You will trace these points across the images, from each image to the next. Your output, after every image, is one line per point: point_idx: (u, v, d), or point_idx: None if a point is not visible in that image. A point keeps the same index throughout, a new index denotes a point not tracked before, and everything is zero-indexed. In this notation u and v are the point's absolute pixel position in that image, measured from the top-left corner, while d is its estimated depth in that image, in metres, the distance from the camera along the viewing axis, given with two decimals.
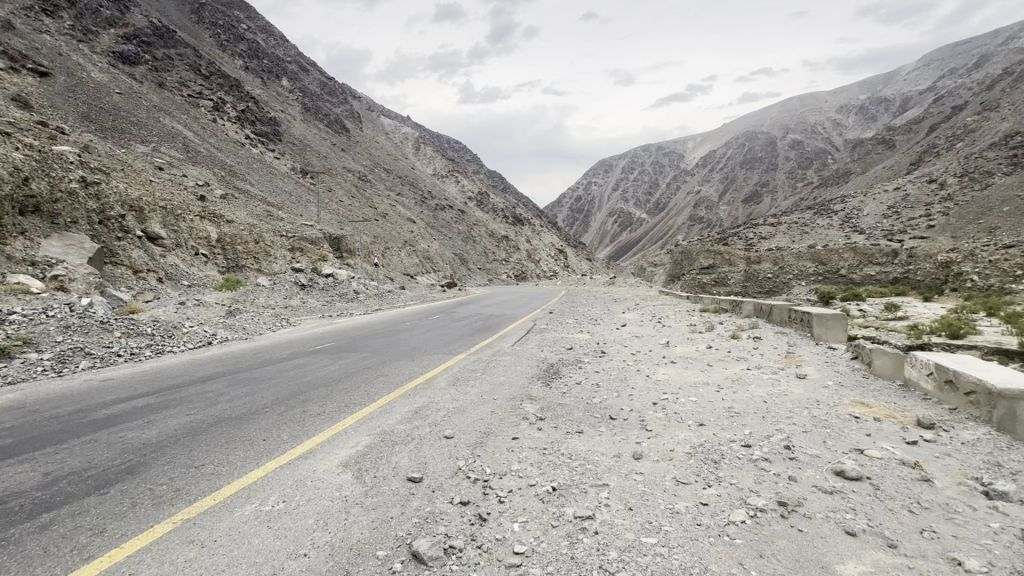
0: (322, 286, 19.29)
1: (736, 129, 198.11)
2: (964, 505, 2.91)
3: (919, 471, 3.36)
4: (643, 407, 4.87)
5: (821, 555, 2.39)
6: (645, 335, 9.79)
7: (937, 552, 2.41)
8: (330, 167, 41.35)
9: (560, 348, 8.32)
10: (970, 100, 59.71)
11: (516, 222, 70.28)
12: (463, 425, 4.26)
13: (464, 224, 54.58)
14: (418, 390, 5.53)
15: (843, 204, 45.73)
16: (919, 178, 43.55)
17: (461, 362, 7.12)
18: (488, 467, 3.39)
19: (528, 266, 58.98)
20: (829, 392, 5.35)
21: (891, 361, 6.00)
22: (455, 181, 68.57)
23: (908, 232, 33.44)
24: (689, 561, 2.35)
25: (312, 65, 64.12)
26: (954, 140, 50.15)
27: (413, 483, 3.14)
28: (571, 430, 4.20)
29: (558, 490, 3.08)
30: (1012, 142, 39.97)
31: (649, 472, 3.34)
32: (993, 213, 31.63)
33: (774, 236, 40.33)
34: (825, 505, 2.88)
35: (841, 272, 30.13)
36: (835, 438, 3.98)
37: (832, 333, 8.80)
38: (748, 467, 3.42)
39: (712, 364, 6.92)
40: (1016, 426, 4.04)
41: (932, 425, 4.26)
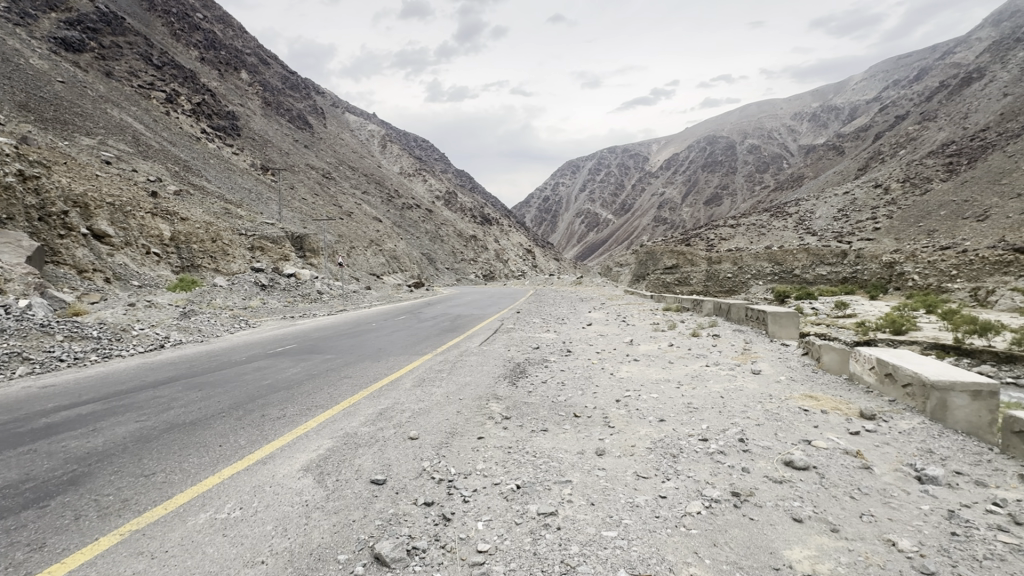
0: (284, 286, 18.70)
1: (698, 133, 204.29)
2: (900, 489, 3.11)
3: (860, 459, 3.56)
4: (607, 404, 4.97)
5: (769, 542, 2.50)
6: (610, 333, 9.99)
7: (875, 535, 2.57)
8: (293, 163, 40.19)
9: (527, 347, 8.36)
10: (910, 110, 63.65)
11: (484, 222, 70.23)
12: (428, 425, 4.23)
13: (432, 223, 54.14)
14: (382, 391, 5.46)
15: (797, 206, 47.89)
16: (865, 183, 46.09)
17: (428, 362, 7.08)
18: (452, 467, 3.38)
19: (497, 266, 59.05)
20: (781, 387, 5.60)
21: (838, 357, 6.33)
22: (423, 180, 67.90)
23: (857, 234, 35.36)
24: (647, 552, 2.42)
25: (273, 58, 62.08)
26: (897, 147, 53.30)
27: (376, 485, 3.10)
28: (535, 428, 4.24)
29: (522, 487, 3.10)
30: (948, 151, 42.90)
31: (610, 468, 3.42)
32: (931, 217, 33.84)
33: (733, 237, 41.85)
34: (775, 493, 3.02)
35: (796, 272, 31.55)
36: (785, 430, 4.17)
37: (785, 330, 9.20)
38: (704, 460, 3.54)
39: (672, 361, 7.11)
40: (946, 415, 4.34)
41: (872, 416, 4.53)
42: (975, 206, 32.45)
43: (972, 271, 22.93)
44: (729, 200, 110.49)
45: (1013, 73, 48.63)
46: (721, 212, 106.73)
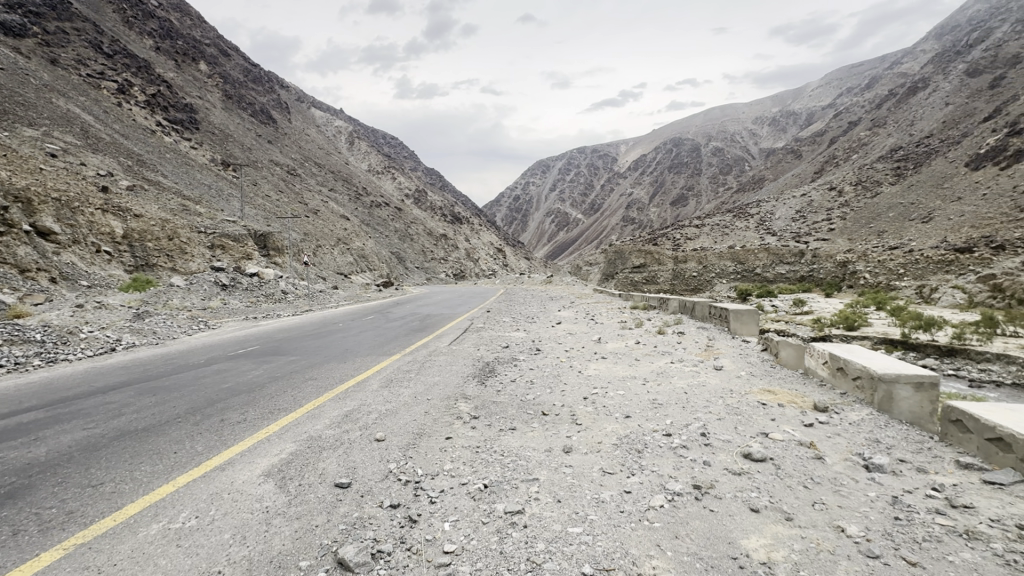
0: (246, 286, 18.08)
1: (665, 134, 208.68)
2: (849, 478, 3.27)
3: (813, 450, 3.73)
4: (575, 402, 5.03)
5: (729, 532, 2.59)
6: (579, 332, 10.12)
7: (826, 522, 2.69)
8: (256, 159, 38.90)
9: (497, 347, 8.36)
10: (862, 117, 66.89)
11: (454, 220, 69.84)
12: (395, 427, 4.17)
13: (401, 221, 53.44)
14: (349, 392, 5.34)
15: (758, 207, 49.61)
16: (821, 185, 48.20)
17: (396, 363, 6.98)
18: (420, 468, 3.34)
19: (467, 265, 58.81)
20: (741, 382, 5.80)
21: (794, 352, 6.60)
22: (392, 177, 66.96)
23: (813, 234, 36.92)
24: (611, 547, 2.46)
25: (234, 50, 59.88)
26: (850, 151, 55.93)
27: (340, 489, 3.03)
28: (504, 427, 4.24)
29: (490, 486, 3.10)
30: (896, 156, 45.31)
31: (577, 465, 3.46)
32: (881, 218, 35.67)
33: (698, 237, 43.00)
34: (734, 485, 3.12)
35: (757, 271, 32.68)
36: (744, 424, 4.31)
37: (746, 327, 9.52)
38: (668, 455, 3.63)
39: (639, 359, 7.25)
40: (892, 406, 4.59)
41: (825, 408, 4.75)
42: (920, 208, 34.43)
43: (917, 270, 24.33)
44: (694, 200, 113.42)
45: (954, 84, 51.83)
46: (686, 213, 109.47)
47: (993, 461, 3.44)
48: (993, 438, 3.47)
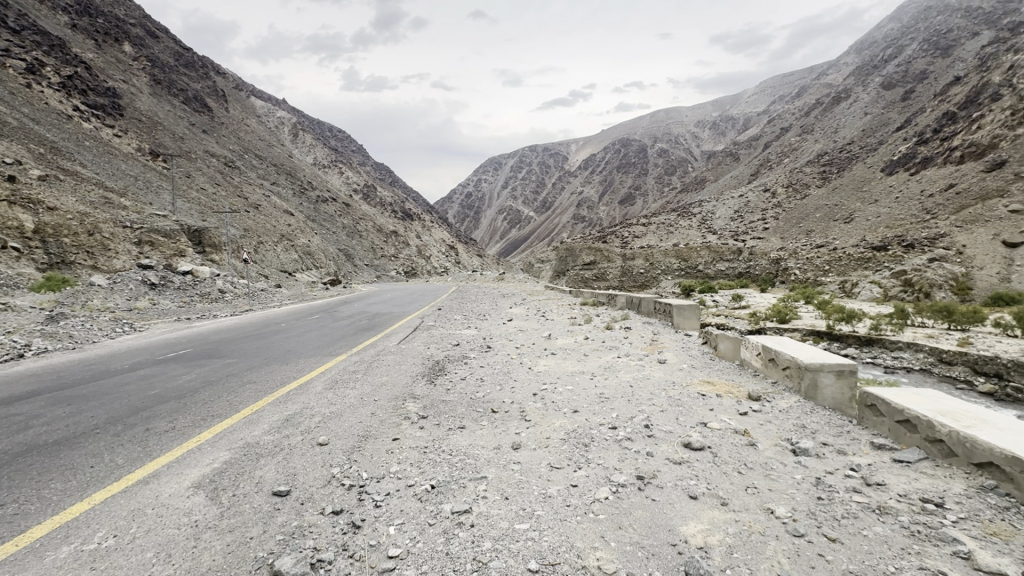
0: (178, 285, 16.89)
1: (613, 134, 213.98)
2: (778, 462, 3.49)
3: (747, 437, 3.95)
4: (524, 399, 5.05)
5: (670, 521, 2.69)
6: (530, 328, 10.22)
7: (758, 505, 2.85)
8: (189, 149, 36.43)
9: (448, 345, 8.29)
10: (793, 123, 71.48)
11: (405, 217, 68.63)
12: (340, 430, 4.04)
13: (349, 217, 51.83)
14: (289, 396, 5.10)
15: (700, 206, 52.01)
16: (757, 187, 51.10)
17: (342, 364, 6.75)
18: (364, 472, 3.26)
19: (419, 262, 57.99)
20: (684, 374, 6.05)
21: (731, 344, 6.97)
22: (339, 172, 64.78)
23: (750, 233, 39.17)
24: (558, 541, 2.50)
25: (163, 31, 55.55)
26: (782, 155, 59.68)
27: (279, 497, 2.91)
28: (453, 426, 4.20)
29: (437, 487, 3.06)
30: (822, 160, 48.80)
31: (525, 460, 3.49)
32: (809, 219, 38.35)
33: (645, 235, 44.47)
34: (674, 474, 3.25)
35: (699, 268, 34.35)
36: (686, 414, 4.50)
37: (689, 322, 9.96)
38: (613, 447, 3.72)
39: (587, 354, 7.42)
40: (817, 393, 4.93)
41: (758, 397, 5.04)
42: (843, 209, 37.30)
43: (841, 267, 26.47)
44: (641, 200, 117.22)
45: (872, 96, 56.42)
46: (634, 212, 112.93)
47: (903, 441, 3.78)
48: (901, 420, 3.82)
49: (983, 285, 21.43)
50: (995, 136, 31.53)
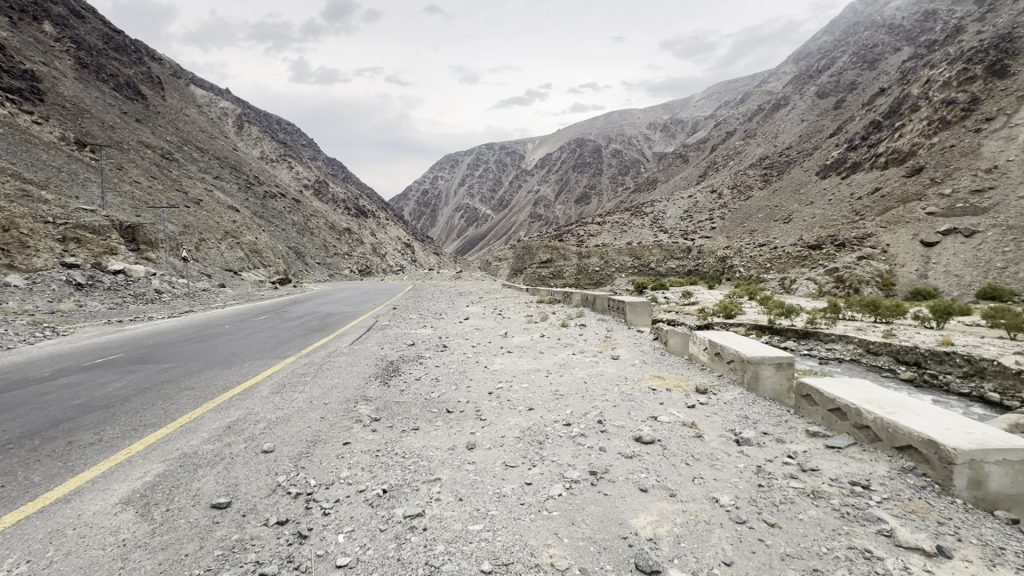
0: (109, 286, 15.65)
1: (569, 134, 217.08)
2: (724, 452, 3.66)
3: (694, 429, 4.11)
4: (480, 398, 5.04)
5: (619, 514, 2.76)
6: (487, 327, 10.22)
7: (704, 494, 2.98)
8: (121, 139, 33.92)
9: (402, 344, 8.14)
10: (737, 127, 74.98)
11: (359, 214, 66.93)
12: (286, 436, 3.87)
13: (300, 214, 49.95)
14: (232, 402, 4.85)
15: (652, 206, 53.68)
16: (704, 188, 53.29)
17: (290, 366, 6.49)
18: (313, 478, 3.15)
19: (373, 260, 56.67)
20: (635, 369, 6.22)
21: (680, 340, 7.25)
22: (288, 166, 62.22)
23: (698, 232, 40.86)
24: (511, 541, 2.50)
25: (89, 10, 51.21)
26: (727, 158, 62.52)
27: (218, 510, 2.75)
28: (407, 428, 4.14)
29: (389, 492, 2.99)
30: (764, 163, 51.55)
31: (480, 460, 3.47)
32: (752, 219, 40.42)
33: (600, 233, 45.36)
34: (625, 468, 3.34)
35: (652, 266, 35.53)
36: (637, 409, 4.62)
37: (640, 318, 10.25)
38: (567, 444, 3.78)
39: (543, 351, 7.48)
40: (758, 385, 5.20)
41: (705, 390, 5.26)
42: (782, 210, 39.54)
43: (780, 265, 28.18)
44: (596, 200, 119.75)
45: (808, 104, 60.08)
46: (589, 211, 115.05)
47: (834, 428, 4.05)
48: (833, 408, 4.10)
49: (904, 280, 23.39)
50: (914, 144, 34.39)
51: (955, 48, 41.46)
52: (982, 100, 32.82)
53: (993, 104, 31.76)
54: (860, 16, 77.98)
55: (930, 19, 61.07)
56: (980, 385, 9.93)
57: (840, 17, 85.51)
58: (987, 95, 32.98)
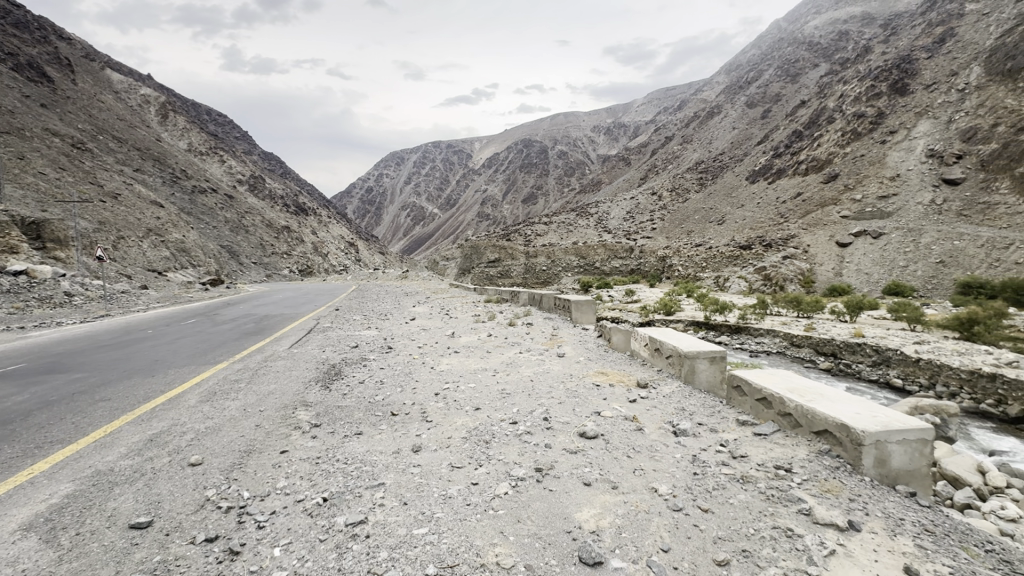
0: (9, 289, 14.03)
1: (516, 134, 218.57)
2: (661, 443, 3.81)
3: (636, 423, 4.25)
4: (425, 399, 4.97)
5: (564, 509, 2.81)
6: (433, 327, 10.06)
7: (643, 486, 3.09)
8: (22, 126, 30.44)
9: (344, 347, 7.84)
10: (675, 133, 78.49)
11: (298, 211, 64.03)
12: (217, 446, 3.64)
13: (233, 211, 47.10)
14: (155, 413, 4.50)
15: (596, 206, 55.16)
16: (645, 190, 55.35)
17: (222, 373, 6.09)
18: (246, 491, 2.98)
19: (316, 260, 54.42)
20: (580, 366, 6.40)
21: (623, 337, 7.50)
22: (219, 160, 58.44)
23: (640, 233, 42.41)
24: (457, 542, 2.48)
25: None
26: (667, 162, 65.25)
27: (137, 531, 2.54)
28: (349, 433, 4.00)
29: (329, 500, 2.88)
30: (700, 168, 54.29)
31: (426, 463, 3.43)
32: (690, 220, 42.51)
33: (546, 233, 46.00)
34: (571, 464, 3.40)
35: (597, 265, 36.51)
36: (581, 405, 4.73)
37: (586, 317, 10.48)
38: (513, 441, 3.81)
39: (490, 351, 7.49)
40: (695, 378, 5.47)
41: (646, 384, 5.48)
42: (716, 212, 41.82)
43: (715, 264, 29.86)
44: (543, 200, 121.32)
45: (738, 113, 63.91)
46: (536, 211, 116.39)
47: (761, 416, 4.34)
48: (760, 398, 4.39)
49: (823, 278, 25.47)
50: (830, 153, 37.48)
51: (864, 66, 45.58)
52: (887, 115, 36.33)
53: (896, 119, 35.25)
54: (784, 32, 83.87)
55: (842, 39, 66.80)
56: (886, 371, 11.00)
57: (766, 32, 91.55)
58: (891, 110, 36.54)
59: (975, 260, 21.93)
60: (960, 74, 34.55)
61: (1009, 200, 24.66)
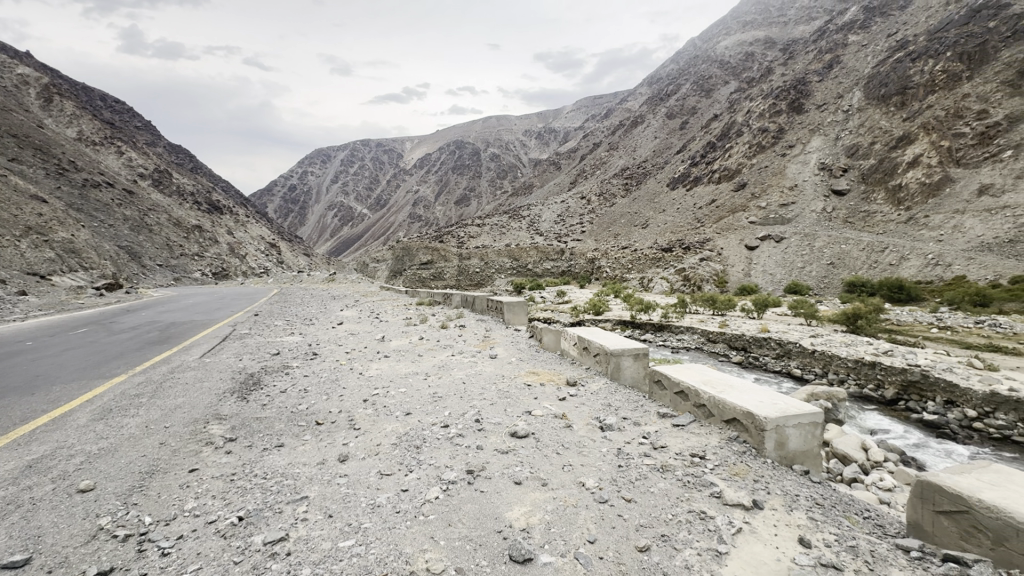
0: None
1: (448, 135, 216.75)
2: (589, 439, 3.95)
3: (564, 420, 4.37)
4: (354, 406, 4.79)
5: (495, 509, 2.82)
6: (362, 331, 9.72)
7: (572, 481, 3.19)
8: None
9: (264, 355, 7.37)
10: (602, 139, 81.72)
11: (212, 209, 59.26)
12: (113, 469, 3.28)
13: (134, 207, 42.61)
14: (33, 435, 3.96)
15: (528, 208, 56.13)
16: (575, 194, 57.10)
17: (119, 388, 5.44)
18: (147, 516, 2.70)
19: (232, 262, 50.58)
20: (513, 366, 6.47)
21: (554, 337, 7.69)
22: (116, 151, 52.65)
23: (571, 236, 43.70)
24: (385, 551, 2.42)
25: None
26: (595, 167, 67.72)
27: (11, 572, 2.22)
28: (269, 446, 3.77)
29: (246, 518, 2.69)
30: (625, 174, 56.94)
31: (353, 472, 3.30)
32: (617, 224, 44.44)
33: (479, 235, 45.94)
34: (501, 464, 3.42)
35: (529, 267, 37.15)
36: (513, 405, 4.78)
37: (518, 317, 10.62)
38: (444, 445, 3.77)
39: (421, 354, 7.36)
40: (621, 374, 5.72)
41: (574, 382, 5.65)
42: (641, 217, 43.97)
43: (640, 265, 31.48)
44: (476, 201, 121.24)
45: (659, 123, 67.80)
46: (469, 212, 116.20)
47: (679, 408, 4.63)
48: (678, 391, 4.68)
49: (734, 278, 27.70)
50: (739, 163, 40.79)
51: (766, 86, 50.08)
52: (786, 131, 40.21)
53: (794, 135, 39.12)
54: (698, 50, 90.05)
55: (749, 60, 73.01)
56: (787, 362, 12.15)
57: (683, 48, 97.76)
58: (789, 126, 40.47)
59: (859, 262, 24.82)
60: (845, 97, 39.01)
61: (885, 209, 28.21)
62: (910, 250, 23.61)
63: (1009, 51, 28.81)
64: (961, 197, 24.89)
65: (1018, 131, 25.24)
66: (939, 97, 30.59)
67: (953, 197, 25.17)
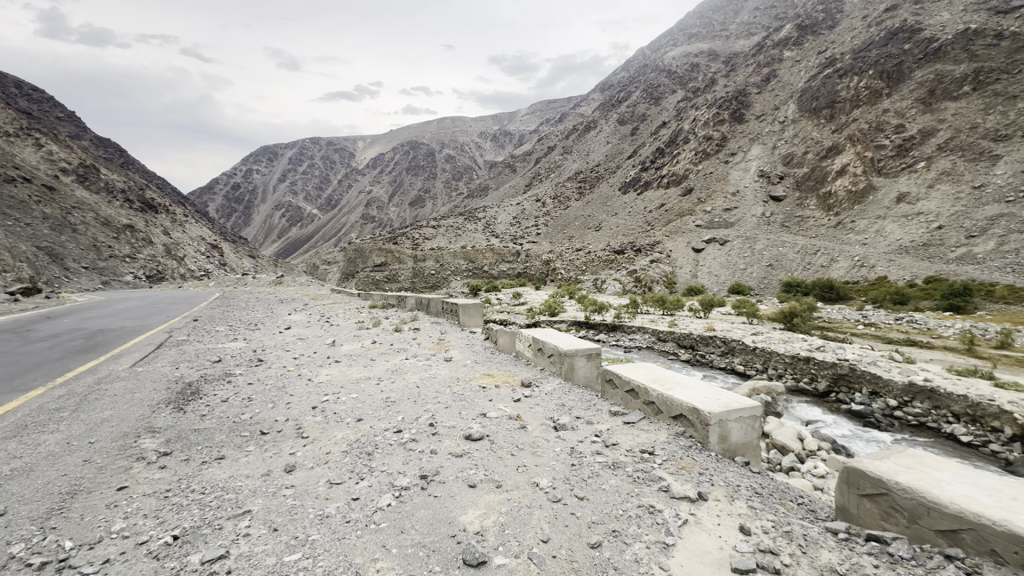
0: None
1: (401, 134, 213.06)
2: (543, 439, 3.99)
3: (519, 422, 4.39)
4: (301, 413, 4.61)
5: (449, 513, 2.79)
6: (311, 336, 9.37)
7: (526, 481, 3.21)
8: None
9: (204, 362, 6.94)
10: (556, 143, 82.85)
11: (145, 208, 55.33)
12: (27, 491, 2.99)
13: (55, 205, 39.08)
14: None
15: (484, 210, 56.09)
16: (530, 196, 57.54)
17: (35, 402, 4.96)
18: (69, 540, 2.49)
19: (169, 264, 47.42)
20: (468, 369, 6.44)
21: (508, 338, 7.72)
22: (34, 143, 48.11)
23: (526, 238, 44.02)
24: (334, 564, 2.34)
25: None
26: (550, 170, 68.55)
27: None
28: (208, 459, 3.56)
29: (180, 538, 2.53)
30: (578, 177, 57.96)
31: (300, 483, 3.17)
32: (570, 226, 45.22)
33: (435, 237, 45.41)
34: (456, 468, 3.39)
35: (485, 269, 37.11)
36: (468, 408, 4.75)
37: (474, 319, 10.58)
38: (397, 451, 3.69)
39: (373, 359, 7.18)
40: (574, 374, 5.81)
41: (529, 383, 5.69)
42: (594, 219, 44.93)
43: (593, 267, 32.17)
44: (431, 202, 119.77)
45: (611, 129, 69.53)
46: (424, 213, 114.66)
47: (629, 406, 4.77)
48: (629, 389, 4.80)
49: (682, 279, 28.85)
50: (686, 169, 42.52)
51: (710, 96, 52.50)
52: (729, 139, 42.27)
53: (736, 143, 41.18)
54: (647, 59, 93.13)
55: (694, 70, 76.29)
56: (731, 359, 12.76)
57: (633, 57, 100.80)
58: (731, 135, 42.59)
59: (794, 264, 26.45)
60: (781, 108, 41.52)
61: (816, 215, 30.24)
62: (839, 253, 25.42)
63: (922, 71, 31.64)
64: (882, 204, 27.08)
65: (930, 144, 27.72)
66: (863, 111, 33.20)
67: (876, 204, 27.34)
